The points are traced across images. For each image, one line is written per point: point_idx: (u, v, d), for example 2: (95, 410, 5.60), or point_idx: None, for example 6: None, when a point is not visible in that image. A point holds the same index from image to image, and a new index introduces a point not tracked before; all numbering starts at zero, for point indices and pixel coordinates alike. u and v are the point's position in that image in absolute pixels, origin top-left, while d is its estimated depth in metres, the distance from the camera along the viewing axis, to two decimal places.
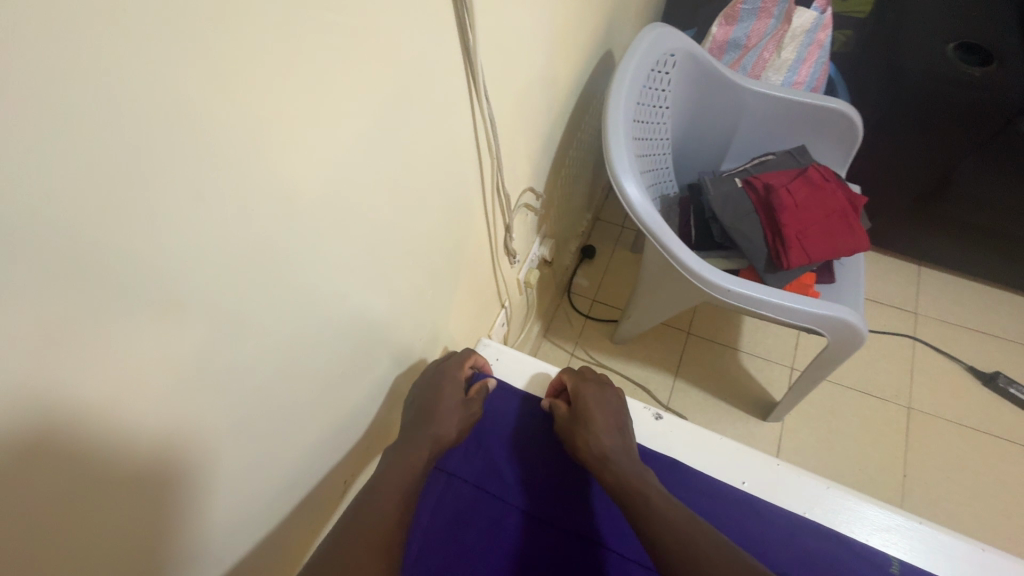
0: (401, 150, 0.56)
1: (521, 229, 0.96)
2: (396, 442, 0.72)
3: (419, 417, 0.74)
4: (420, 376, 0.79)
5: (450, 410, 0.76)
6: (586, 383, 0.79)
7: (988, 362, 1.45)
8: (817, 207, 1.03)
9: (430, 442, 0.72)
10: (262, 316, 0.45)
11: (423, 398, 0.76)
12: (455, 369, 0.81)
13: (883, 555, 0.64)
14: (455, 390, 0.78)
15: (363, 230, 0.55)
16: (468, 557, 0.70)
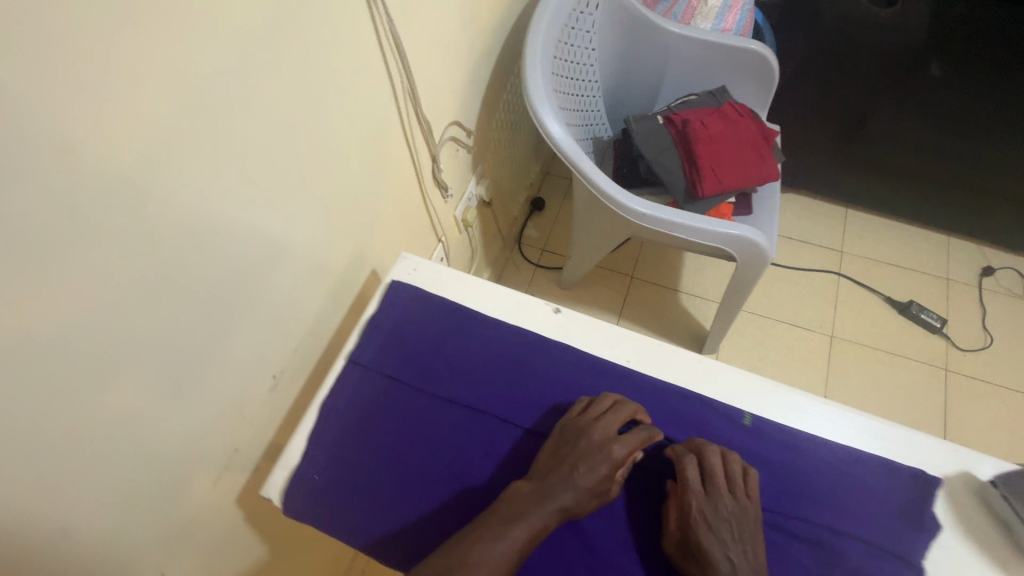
0: (305, 63, 0.60)
1: (450, 165, 1.01)
2: (524, 486, 0.57)
3: (552, 474, 0.57)
4: (570, 430, 0.60)
5: (584, 486, 0.57)
6: (704, 500, 0.55)
7: (905, 292, 1.57)
8: (732, 140, 1.10)
9: (543, 518, 0.54)
10: (162, 199, 0.49)
11: (567, 460, 0.58)
12: (616, 444, 0.59)
13: (738, 410, 0.63)
14: (600, 465, 0.58)
15: (271, 136, 0.59)
16: (381, 452, 0.64)
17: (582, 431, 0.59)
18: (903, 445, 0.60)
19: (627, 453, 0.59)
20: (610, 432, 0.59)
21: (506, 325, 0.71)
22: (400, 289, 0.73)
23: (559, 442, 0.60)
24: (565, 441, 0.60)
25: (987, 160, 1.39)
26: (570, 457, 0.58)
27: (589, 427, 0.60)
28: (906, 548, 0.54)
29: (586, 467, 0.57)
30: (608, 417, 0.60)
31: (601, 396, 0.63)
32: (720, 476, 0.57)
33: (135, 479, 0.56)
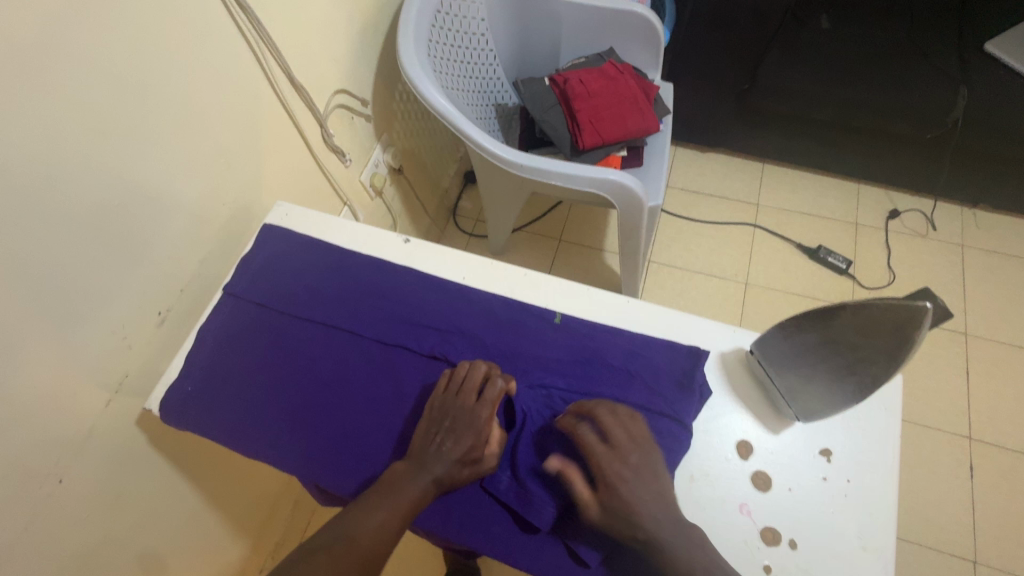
0: (158, 35, 0.69)
1: (343, 131, 1.11)
2: (400, 466, 0.61)
3: (425, 453, 0.61)
4: (437, 407, 0.64)
5: (453, 457, 0.61)
6: (611, 459, 0.58)
7: (815, 238, 1.65)
8: (610, 94, 1.19)
9: (418, 490, 0.59)
10: (19, 156, 0.58)
11: (436, 438, 0.62)
12: (478, 411, 0.62)
13: (551, 311, 0.73)
14: (465, 437, 0.61)
15: (131, 101, 0.68)
16: (244, 365, 0.73)
17: (447, 407, 0.63)
18: (691, 332, 0.70)
19: (489, 420, 0.62)
20: (470, 402, 0.63)
21: (362, 255, 0.80)
22: (271, 230, 0.82)
23: (431, 420, 0.63)
24: (434, 420, 0.63)
25: (892, 102, 1.38)
26: (439, 434, 0.62)
27: (454, 401, 0.63)
28: (677, 408, 0.63)
29: (453, 440, 0.61)
30: (467, 389, 0.64)
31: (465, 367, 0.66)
32: (619, 435, 0.59)
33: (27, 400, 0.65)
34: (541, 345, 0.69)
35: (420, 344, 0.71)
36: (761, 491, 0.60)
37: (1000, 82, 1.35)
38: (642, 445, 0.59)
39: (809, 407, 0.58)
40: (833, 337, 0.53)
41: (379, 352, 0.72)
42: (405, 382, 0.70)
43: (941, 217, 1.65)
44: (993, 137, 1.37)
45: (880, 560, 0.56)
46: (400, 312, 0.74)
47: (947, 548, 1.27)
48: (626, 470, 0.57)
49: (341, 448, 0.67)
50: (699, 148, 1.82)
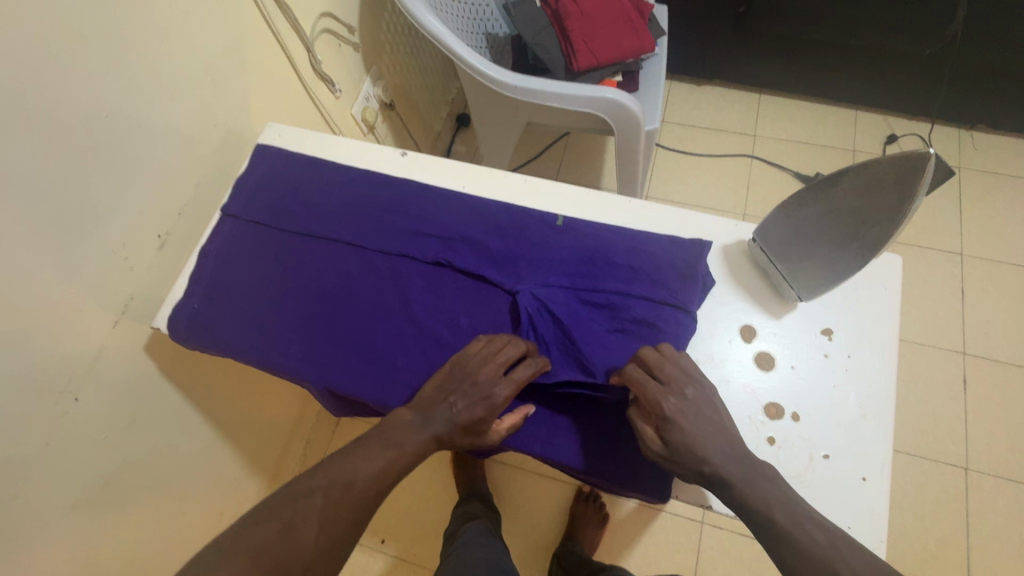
0: None
1: (330, 58, 1.08)
2: (406, 415, 0.59)
3: (432, 407, 0.59)
4: (456, 368, 0.61)
5: (458, 422, 0.58)
6: (669, 393, 0.55)
7: (813, 166, 1.64)
8: (603, 15, 1.16)
9: (416, 443, 0.57)
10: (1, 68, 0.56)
11: (449, 397, 0.59)
12: (497, 385, 0.58)
13: (553, 215, 0.72)
14: (477, 406, 0.58)
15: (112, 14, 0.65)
16: (246, 280, 0.73)
17: (468, 370, 0.60)
18: (692, 228, 0.70)
19: (507, 397, 0.58)
20: (491, 371, 0.59)
21: (358, 170, 0.79)
22: (266, 148, 0.81)
23: (450, 377, 0.60)
24: (451, 380, 0.60)
25: (894, 19, 1.35)
26: (452, 394, 0.59)
27: (474, 367, 0.60)
28: (681, 296, 0.64)
29: (465, 403, 0.58)
30: (492, 357, 0.60)
31: (497, 340, 0.62)
32: (673, 371, 0.57)
33: (36, 319, 0.65)
34: (543, 245, 0.70)
35: (422, 252, 0.71)
36: (764, 371, 0.62)
37: None
38: (695, 379, 0.57)
39: (809, 285, 0.59)
40: (836, 204, 0.53)
41: (380, 261, 0.72)
42: (408, 288, 0.70)
43: (939, 141, 1.64)
44: (993, 53, 1.36)
45: (880, 426, 0.58)
46: (401, 223, 0.73)
47: (938, 456, 1.32)
48: (683, 405, 0.55)
49: (350, 352, 0.67)
50: (694, 82, 1.79)
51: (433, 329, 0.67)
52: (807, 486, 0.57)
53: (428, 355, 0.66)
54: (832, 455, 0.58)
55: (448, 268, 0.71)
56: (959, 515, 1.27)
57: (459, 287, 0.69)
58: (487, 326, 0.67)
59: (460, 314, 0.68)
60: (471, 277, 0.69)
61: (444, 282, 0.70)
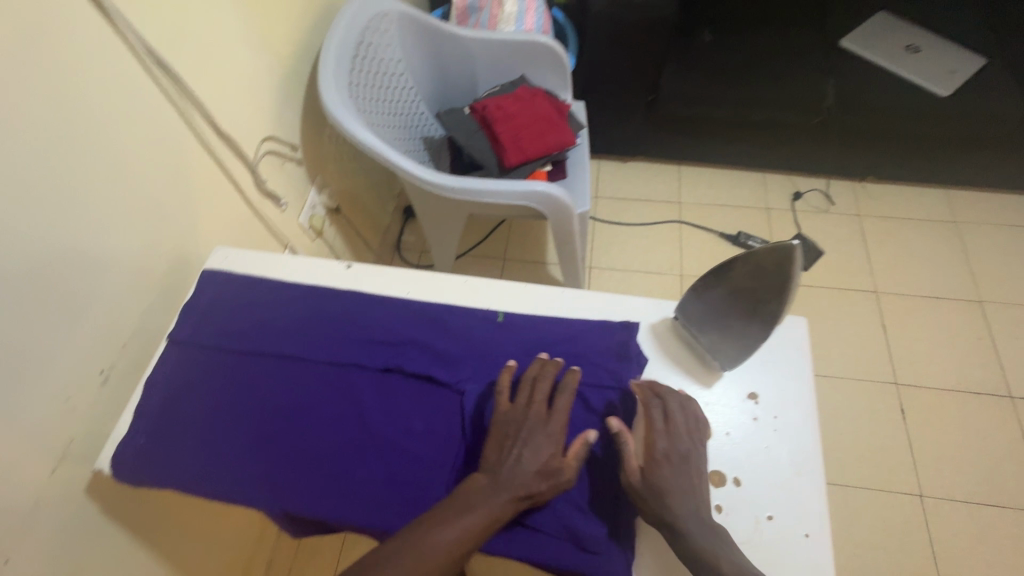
0: (81, 112, 0.71)
1: (275, 176, 1.13)
2: (478, 481, 0.61)
3: (500, 465, 0.61)
4: (507, 421, 0.64)
5: (531, 470, 0.61)
6: (674, 447, 0.61)
7: (734, 226, 1.80)
8: (526, 115, 1.29)
9: (498, 506, 0.59)
10: None
11: (512, 451, 0.62)
12: (551, 420, 0.63)
13: (493, 311, 0.77)
14: (543, 445, 0.62)
15: (56, 173, 0.69)
16: (196, 409, 0.73)
17: (517, 418, 0.64)
18: (623, 311, 0.76)
19: (563, 427, 0.63)
20: (542, 407, 0.64)
21: (304, 285, 0.82)
22: (214, 273, 0.83)
23: (506, 429, 0.64)
24: (507, 433, 0.63)
25: (779, 98, 1.58)
26: (515, 443, 0.62)
27: (524, 414, 0.64)
28: (619, 377, 0.69)
29: (530, 450, 0.62)
30: (535, 395, 0.65)
31: (536, 375, 0.67)
32: (682, 431, 0.62)
33: None
34: (487, 341, 0.74)
35: (372, 360, 0.74)
36: None
37: (857, 71, 1.59)
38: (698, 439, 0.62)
39: (730, 356, 0.64)
40: (734, 287, 0.61)
41: (333, 372, 0.74)
42: (359, 397, 0.71)
43: (838, 194, 1.84)
44: (864, 121, 1.58)
45: (812, 480, 0.63)
46: (350, 333, 0.76)
47: (895, 487, 1.37)
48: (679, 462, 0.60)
49: (306, 470, 0.67)
50: (620, 160, 1.96)
51: (388, 436, 0.69)
52: (757, 549, 0.60)
53: (387, 464, 0.67)
54: (775, 515, 0.61)
55: (399, 373, 0.73)
56: (925, 545, 1.31)
57: (411, 391, 0.72)
58: (440, 428, 0.69)
59: (414, 418, 0.70)
60: (421, 379, 0.72)
61: (396, 386, 0.72)
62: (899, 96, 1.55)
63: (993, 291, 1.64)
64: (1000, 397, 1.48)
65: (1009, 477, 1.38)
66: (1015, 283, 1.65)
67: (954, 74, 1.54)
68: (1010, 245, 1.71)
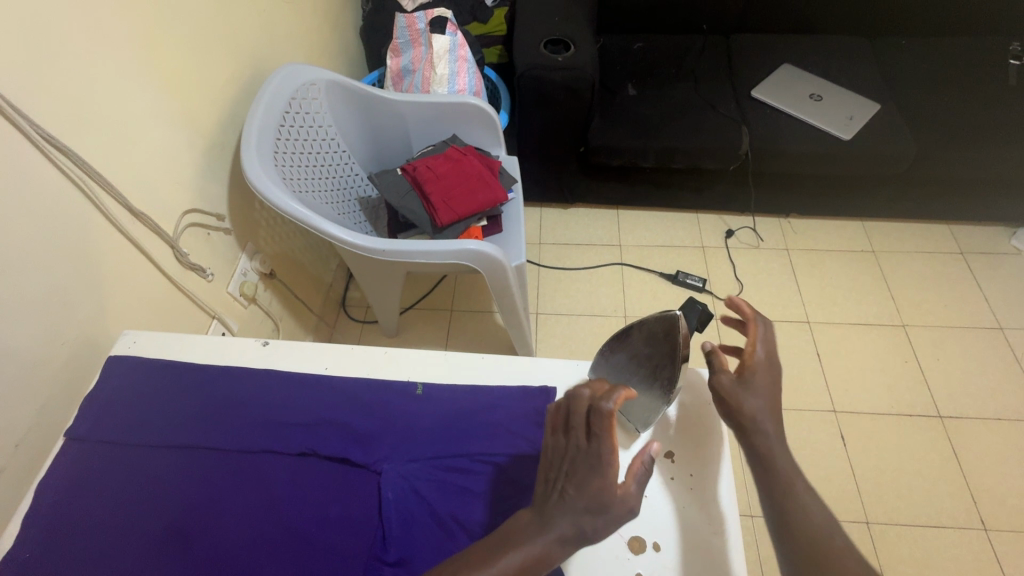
0: None
1: (198, 248, 1.11)
2: (523, 518, 0.56)
3: (544, 501, 0.56)
4: (553, 450, 0.58)
5: (577, 507, 0.54)
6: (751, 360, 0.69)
7: (673, 265, 1.86)
8: (457, 176, 1.32)
9: (542, 547, 0.53)
10: None
11: (557, 486, 0.56)
12: (594, 448, 0.54)
13: (412, 383, 0.77)
14: (588, 479, 0.54)
15: None
16: (90, 514, 0.67)
17: (562, 447, 0.57)
18: (541, 374, 0.77)
19: (612, 453, 0.53)
20: (583, 433, 0.55)
21: (218, 368, 0.79)
22: (120, 359, 0.80)
23: (552, 460, 0.57)
24: (554, 465, 0.57)
25: (699, 146, 1.66)
26: (561, 476, 0.56)
27: (568, 444, 0.57)
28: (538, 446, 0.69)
29: (574, 485, 0.54)
30: (576, 421, 0.57)
31: (576, 398, 0.58)
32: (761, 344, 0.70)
33: None
34: (405, 417, 0.73)
35: (287, 445, 0.71)
36: None
37: (770, 117, 1.69)
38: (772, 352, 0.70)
39: (640, 417, 0.68)
40: (634, 352, 0.66)
41: (246, 459, 0.71)
42: (273, 487, 0.68)
43: (766, 229, 1.94)
44: (779, 164, 1.69)
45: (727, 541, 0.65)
46: (264, 416, 0.74)
47: (842, 515, 1.40)
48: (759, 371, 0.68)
49: (210, 573, 0.63)
50: (560, 206, 2.02)
51: (302, 527, 0.66)
52: None
53: (299, 560, 0.63)
54: None
55: (315, 457, 0.71)
56: None
57: (328, 474, 0.70)
58: (358, 513, 0.67)
59: (329, 504, 0.67)
60: (339, 461, 0.70)
61: (313, 471, 0.70)
62: (809, 140, 1.65)
63: (914, 315, 1.75)
64: (930, 417, 1.55)
65: (946, 496, 1.43)
66: (931, 305, 1.76)
67: (852, 120, 1.67)
68: (924, 271, 1.83)
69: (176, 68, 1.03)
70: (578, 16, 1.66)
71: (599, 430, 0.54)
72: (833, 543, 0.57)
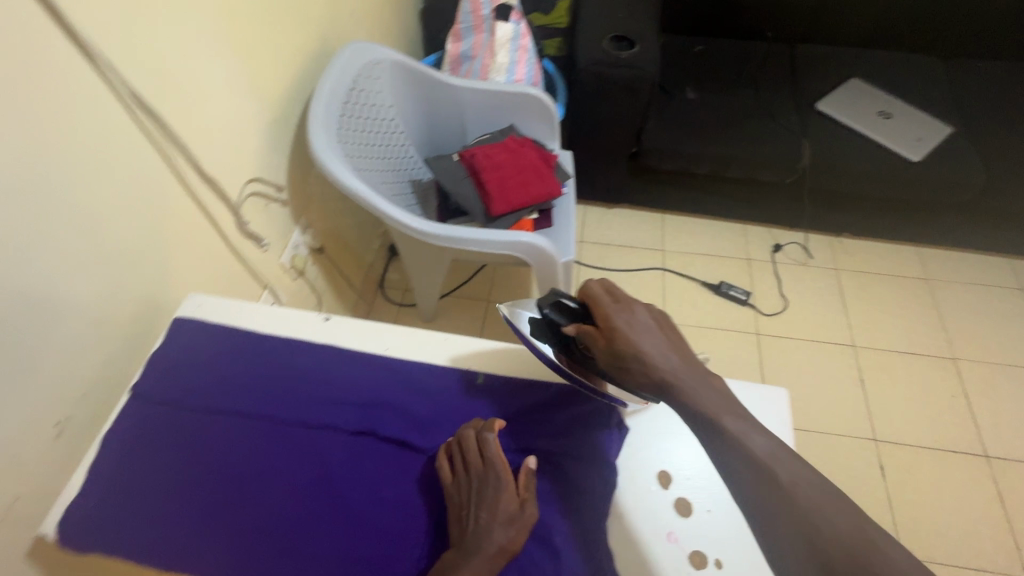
0: (59, 157, 0.70)
1: (257, 218, 1.12)
2: (449, 552, 0.60)
3: (465, 533, 0.60)
4: (454, 490, 0.64)
5: (496, 523, 0.61)
6: (618, 323, 0.63)
7: (716, 275, 1.83)
8: (513, 165, 1.30)
9: (479, 564, 0.58)
10: None
11: (468, 517, 0.62)
12: (491, 470, 0.64)
13: (473, 372, 0.76)
14: (496, 496, 0.62)
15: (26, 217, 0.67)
16: (150, 473, 0.68)
17: (460, 485, 0.64)
18: None
19: (504, 466, 0.65)
20: (478, 461, 0.64)
21: (280, 338, 0.80)
22: (185, 321, 0.81)
23: (457, 498, 0.63)
24: (460, 502, 0.63)
25: (758, 155, 1.61)
26: (471, 506, 0.62)
27: (466, 477, 0.64)
28: (600, 449, 0.68)
29: (486, 507, 0.62)
30: (466, 457, 0.65)
31: (460, 437, 0.67)
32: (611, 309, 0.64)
33: None
34: (465, 406, 0.72)
35: (344, 422, 0.71)
36: (684, 517, 0.66)
37: (834, 132, 1.64)
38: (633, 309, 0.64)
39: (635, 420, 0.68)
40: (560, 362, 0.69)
41: (303, 434, 0.71)
42: (328, 463, 0.68)
43: (815, 246, 1.89)
44: (839, 181, 1.64)
45: None
46: (323, 392, 0.74)
47: None
48: (630, 330, 0.62)
49: (266, 542, 0.63)
50: (604, 206, 1.99)
51: (356, 506, 0.65)
52: None
53: (353, 537, 0.63)
54: None
55: (372, 437, 0.71)
56: None
57: (384, 456, 0.69)
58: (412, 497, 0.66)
59: (385, 486, 0.67)
60: (395, 444, 0.70)
61: (370, 450, 0.70)
62: (872, 158, 1.59)
63: (965, 349, 1.68)
64: (975, 455, 1.50)
65: (987, 538, 1.38)
66: (984, 340, 1.69)
67: (922, 141, 1.60)
68: (980, 304, 1.76)
69: (252, 37, 1.03)
70: (644, 12, 1.62)
71: (488, 455, 0.65)
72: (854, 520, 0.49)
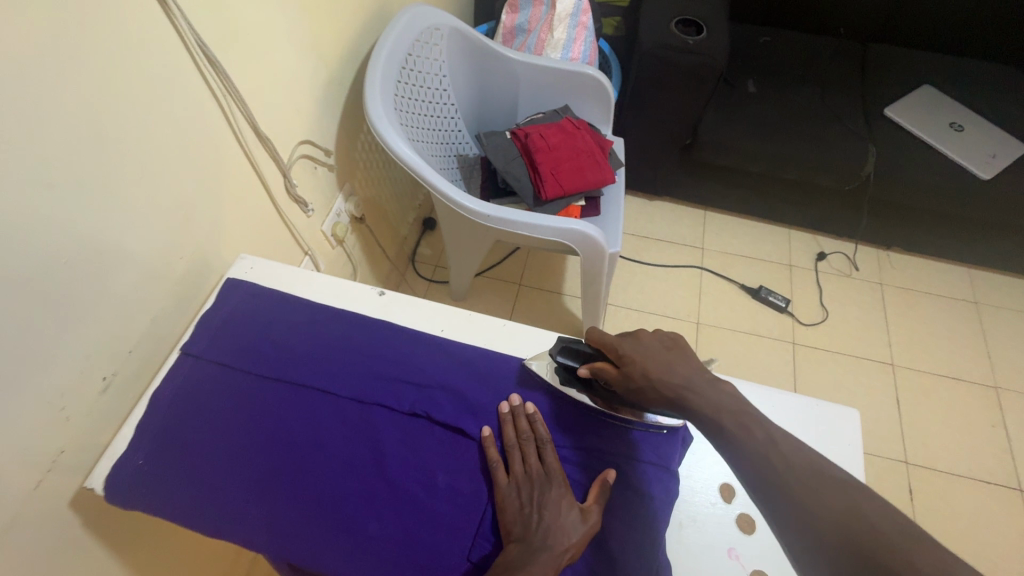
0: (122, 103, 0.67)
1: (305, 181, 1.09)
2: (512, 548, 0.57)
3: (528, 530, 0.58)
4: (513, 486, 0.62)
5: (562, 522, 0.59)
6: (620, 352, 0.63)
7: (756, 279, 1.77)
8: (569, 148, 1.26)
9: (547, 562, 0.56)
10: None
11: (531, 513, 0.60)
12: (550, 469, 0.63)
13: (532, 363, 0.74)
14: (558, 495, 0.61)
15: (88, 162, 0.64)
16: (198, 435, 0.67)
17: (519, 481, 0.62)
18: None
19: (561, 468, 0.64)
20: (535, 459, 0.64)
21: (336, 309, 0.78)
22: (238, 283, 0.79)
23: (516, 494, 0.61)
24: (520, 499, 0.61)
25: (818, 158, 1.55)
26: (534, 504, 0.60)
27: (525, 474, 0.63)
28: (662, 455, 0.65)
29: (550, 505, 0.60)
30: (524, 453, 0.64)
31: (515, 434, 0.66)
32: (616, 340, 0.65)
33: None
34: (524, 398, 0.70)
35: (398, 402, 0.69)
36: (747, 534, 0.64)
37: (901, 141, 1.56)
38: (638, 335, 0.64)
39: None
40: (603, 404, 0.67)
41: (355, 410, 0.69)
42: (380, 442, 0.66)
43: (862, 258, 1.82)
44: (900, 193, 1.57)
45: None
46: (378, 368, 0.71)
47: None
48: (635, 352, 0.62)
49: (316, 517, 0.62)
50: (647, 197, 1.94)
51: (409, 489, 0.63)
52: None
53: (403, 522, 0.61)
54: None
55: (426, 420, 0.68)
56: None
57: (438, 440, 0.67)
58: (465, 486, 0.64)
59: (438, 472, 0.65)
60: (449, 429, 0.68)
61: (423, 434, 0.67)
62: (938, 171, 1.52)
63: (1010, 378, 1.62)
64: (1010, 488, 1.45)
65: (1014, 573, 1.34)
66: None
67: (996, 158, 1.52)
68: None
69: None
70: None
71: (545, 454, 0.65)
72: (859, 509, 0.46)
